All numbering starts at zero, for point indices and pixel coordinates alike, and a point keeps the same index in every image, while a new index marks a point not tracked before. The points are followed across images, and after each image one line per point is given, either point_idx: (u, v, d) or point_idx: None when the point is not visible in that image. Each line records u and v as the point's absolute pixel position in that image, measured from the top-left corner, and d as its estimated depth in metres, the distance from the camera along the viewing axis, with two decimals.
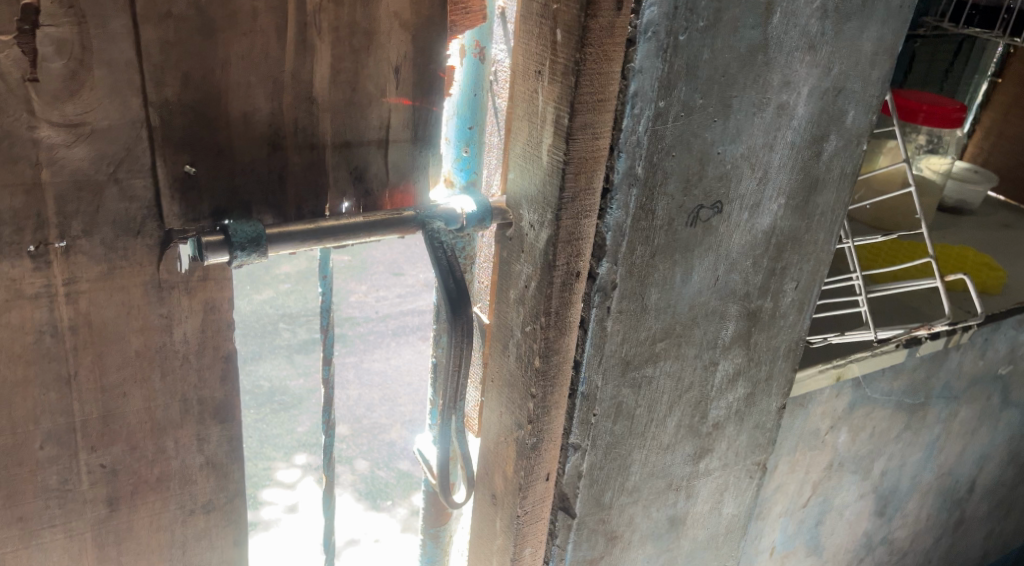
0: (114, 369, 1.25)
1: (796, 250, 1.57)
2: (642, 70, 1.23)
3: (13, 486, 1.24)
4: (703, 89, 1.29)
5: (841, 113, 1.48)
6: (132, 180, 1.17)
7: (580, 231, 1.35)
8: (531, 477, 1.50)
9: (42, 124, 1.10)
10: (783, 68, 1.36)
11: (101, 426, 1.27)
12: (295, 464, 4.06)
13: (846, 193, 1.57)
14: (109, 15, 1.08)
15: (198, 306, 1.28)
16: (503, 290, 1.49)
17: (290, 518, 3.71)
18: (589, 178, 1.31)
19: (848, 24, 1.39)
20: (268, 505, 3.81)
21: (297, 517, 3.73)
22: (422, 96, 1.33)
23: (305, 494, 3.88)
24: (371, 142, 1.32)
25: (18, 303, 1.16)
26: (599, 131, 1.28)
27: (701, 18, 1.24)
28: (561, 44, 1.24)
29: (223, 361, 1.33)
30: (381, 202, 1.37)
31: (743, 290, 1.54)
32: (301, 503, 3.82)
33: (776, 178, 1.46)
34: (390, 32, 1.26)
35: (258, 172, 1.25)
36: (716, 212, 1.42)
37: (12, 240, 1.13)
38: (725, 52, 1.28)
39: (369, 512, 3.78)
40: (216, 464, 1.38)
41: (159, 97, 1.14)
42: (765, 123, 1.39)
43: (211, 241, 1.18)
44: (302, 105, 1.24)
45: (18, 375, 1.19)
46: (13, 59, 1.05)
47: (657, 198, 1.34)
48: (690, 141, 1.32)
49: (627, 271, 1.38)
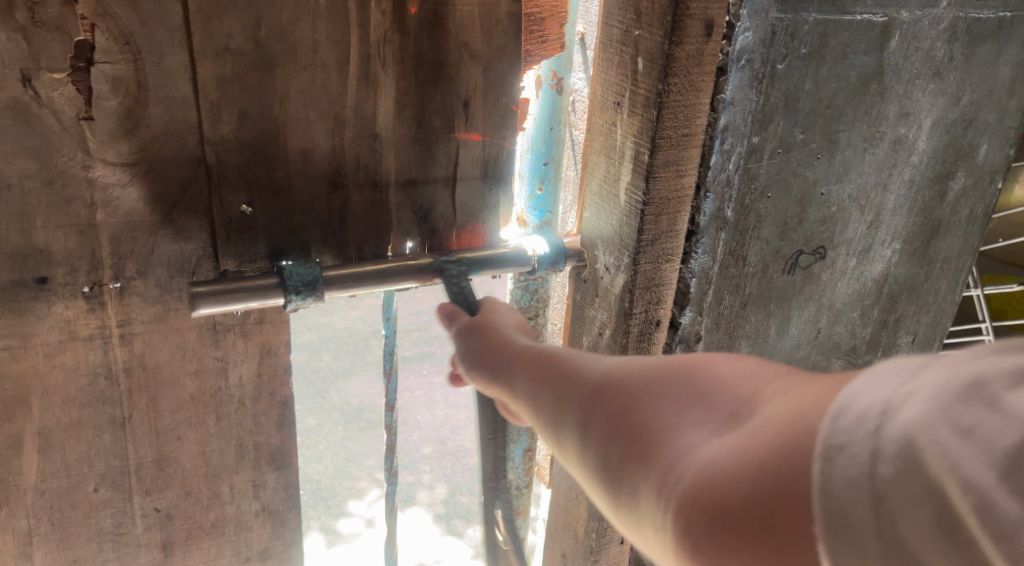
0: (168, 413, 1.21)
1: (912, 300, 1.45)
2: (733, 103, 1.10)
3: (66, 529, 1.20)
4: (804, 123, 1.16)
5: (972, 147, 1.35)
6: (188, 220, 1.12)
7: (661, 276, 1.19)
8: (604, 541, 1.38)
9: (97, 164, 1.05)
10: (901, 98, 1.22)
11: (155, 470, 1.23)
12: (376, 480, 3.35)
13: (974, 236, 1.45)
14: (166, 51, 1.03)
15: (254, 348, 1.22)
16: (576, 336, 1.35)
17: (369, 536, 3.02)
18: (671, 220, 1.16)
19: (982, 46, 1.25)
20: (344, 517, 3.13)
21: (375, 530, 3.05)
22: (493, 130, 1.23)
23: (382, 509, 3.18)
24: (437, 180, 1.23)
25: (72, 345, 1.12)
26: (683, 168, 1.12)
27: (803, 44, 1.11)
28: (643, 74, 1.09)
29: (280, 407, 1.27)
30: (448, 242, 1.28)
31: (848, 344, 1.42)
32: (379, 515, 3.13)
33: (890, 221, 1.33)
34: (460, 63, 1.17)
35: (318, 212, 1.18)
36: (818, 257, 1.28)
37: (66, 281, 1.09)
38: (832, 81, 1.15)
39: (440, 536, 3.07)
40: (273, 511, 1.33)
41: (215, 135, 1.09)
42: (878, 159, 1.25)
43: (216, 291, 1.07)
44: (365, 141, 1.17)
45: (72, 417, 1.15)
46: (67, 97, 1.01)
47: (748, 243, 1.21)
48: (789, 180, 1.19)
49: (713, 322, 1.25)
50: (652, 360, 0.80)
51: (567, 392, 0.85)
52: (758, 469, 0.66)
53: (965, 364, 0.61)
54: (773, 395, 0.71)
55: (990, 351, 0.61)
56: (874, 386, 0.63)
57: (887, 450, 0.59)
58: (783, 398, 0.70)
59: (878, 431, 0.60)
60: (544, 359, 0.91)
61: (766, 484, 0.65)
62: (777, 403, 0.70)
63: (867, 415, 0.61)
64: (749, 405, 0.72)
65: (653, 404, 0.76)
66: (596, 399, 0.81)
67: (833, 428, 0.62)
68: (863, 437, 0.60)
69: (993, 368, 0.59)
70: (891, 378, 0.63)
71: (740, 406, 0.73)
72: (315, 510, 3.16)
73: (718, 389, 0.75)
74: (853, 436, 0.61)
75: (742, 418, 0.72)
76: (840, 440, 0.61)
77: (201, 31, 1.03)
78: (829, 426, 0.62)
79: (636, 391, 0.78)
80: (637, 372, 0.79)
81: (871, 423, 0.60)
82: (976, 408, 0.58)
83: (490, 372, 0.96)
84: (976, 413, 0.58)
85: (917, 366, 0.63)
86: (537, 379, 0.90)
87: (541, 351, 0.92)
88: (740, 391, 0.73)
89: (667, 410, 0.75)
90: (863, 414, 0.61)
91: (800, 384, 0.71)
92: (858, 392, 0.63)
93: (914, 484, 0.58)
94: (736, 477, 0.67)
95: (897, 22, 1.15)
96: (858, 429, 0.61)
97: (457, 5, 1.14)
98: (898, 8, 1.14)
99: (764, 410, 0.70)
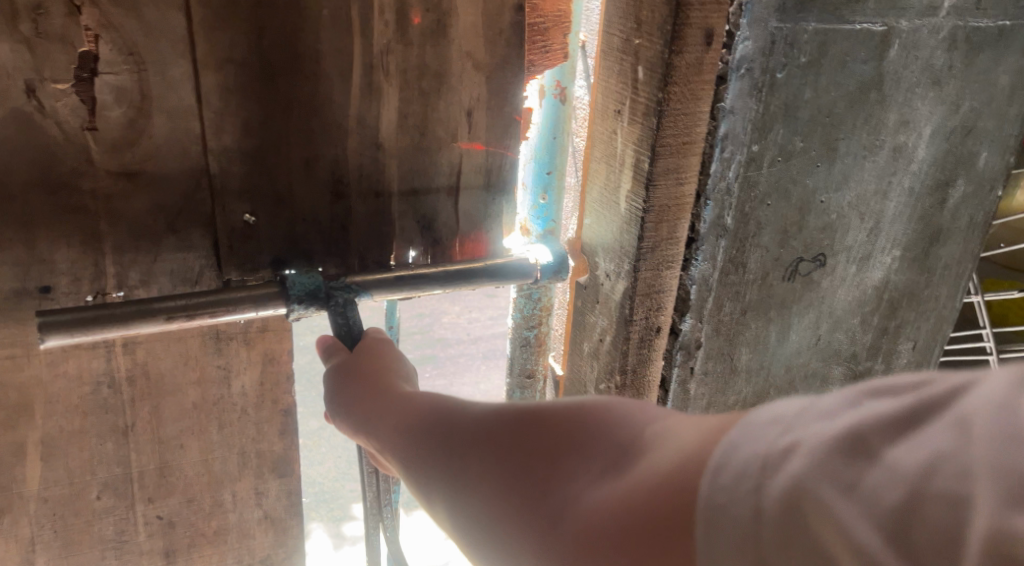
0: (171, 422, 1.21)
1: (912, 306, 1.46)
2: (733, 111, 1.10)
3: (68, 536, 1.21)
4: (804, 131, 1.16)
5: (971, 155, 1.35)
6: (190, 230, 1.12)
7: (660, 282, 1.21)
8: None
9: (100, 174, 1.05)
10: (901, 106, 1.22)
11: (157, 478, 1.23)
12: None
13: (974, 243, 1.45)
14: (169, 61, 1.03)
15: (256, 357, 1.23)
16: (578, 343, 1.35)
17: None
18: (670, 228, 1.17)
19: (981, 54, 1.25)
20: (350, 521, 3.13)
21: None
22: (496, 139, 1.24)
23: None
24: (440, 189, 1.24)
25: (76, 353, 1.12)
26: (682, 176, 1.14)
27: (802, 53, 1.11)
28: (643, 82, 1.10)
29: (283, 415, 1.28)
30: (451, 251, 1.28)
31: (848, 350, 1.43)
32: None
33: (889, 228, 1.33)
34: (463, 73, 1.18)
35: (320, 221, 1.18)
36: (818, 265, 1.29)
37: (69, 291, 1.09)
38: (832, 90, 1.15)
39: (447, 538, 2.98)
40: (275, 518, 1.34)
41: (218, 145, 1.09)
42: (877, 167, 1.26)
43: (59, 317, 1.01)
44: (368, 151, 1.17)
45: (75, 425, 1.16)
46: (70, 107, 1.01)
47: (748, 250, 1.21)
48: (789, 188, 1.19)
49: (713, 329, 1.26)
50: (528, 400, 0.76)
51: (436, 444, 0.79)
52: (644, 525, 0.63)
53: (855, 417, 0.58)
54: (655, 438, 0.68)
55: (868, 398, 0.59)
56: (752, 439, 0.60)
57: (768, 511, 0.57)
58: (663, 443, 0.67)
59: (760, 489, 0.57)
60: (420, 401, 0.86)
61: (655, 543, 0.62)
62: (655, 452, 0.66)
63: (745, 472, 0.58)
64: (626, 453, 0.68)
65: (531, 451, 0.72)
66: (469, 445, 0.76)
67: (712, 485, 0.60)
68: (744, 496, 0.58)
69: (875, 421, 0.57)
70: (770, 430, 0.60)
71: (617, 455, 0.69)
72: (318, 514, 3.17)
73: (591, 438, 0.71)
74: (733, 494, 0.58)
75: (620, 470, 0.68)
76: (720, 499, 0.59)
77: (204, 41, 1.04)
78: (709, 486, 0.60)
79: (510, 435, 0.74)
80: (509, 421, 0.75)
81: (751, 480, 0.58)
82: (857, 463, 0.56)
83: (364, 416, 0.90)
84: (858, 467, 0.56)
85: (795, 417, 0.60)
86: (406, 428, 0.84)
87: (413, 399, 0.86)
88: (618, 434, 0.70)
89: (546, 458, 0.71)
90: (741, 471, 0.59)
91: (680, 426, 0.68)
92: (736, 444, 0.60)
93: (800, 545, 0.56)
94: (622, 532, 0.64)
95: (896, 31, 1.16)
96: (738, 488, 0.58)
97: (460, 15, 1.15)
98: (897, 17, 1.15)
99: (642, 461, 0.67)
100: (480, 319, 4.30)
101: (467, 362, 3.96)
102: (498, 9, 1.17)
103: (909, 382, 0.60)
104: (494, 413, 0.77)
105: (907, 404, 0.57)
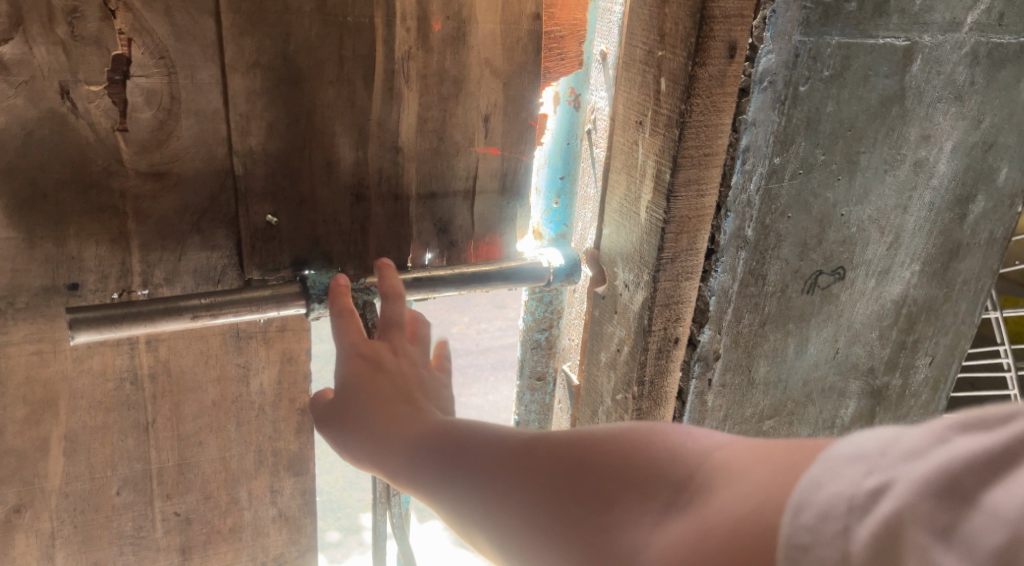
0: (190, 419, 1.23)
1: (931, 321, 1.46)
2: (755, 123, 1.10)
3: (87, 531, 1.22)
4: (825, 144, 1.17)
5: (991, 170, 1.35)
6: (215, 230, 1.13)
7: (680, 293, 1.21)
8: None
9: (129, 174, 1.07)
10: (922, 121, 1.23)
11: (176, 474, 1.25)
12: None
13: (993, 259, 1.45)
14: (199, 66, 1.05)
15: (275, 356, 1.24)
16: (594, 353, 1.36)
17: None
18: (691, 238, 1.17)
19: (1002, 71, 1.26)
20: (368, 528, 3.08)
21: None
22: (512, 145, 1.25)
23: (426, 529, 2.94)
24: (456, 193, 1.25)
25: (100, 349, 1.14)
26: (704, 188, 1.14)
27: (825, 66, 1.11)
28: (665, 93, 1.10)
29: (300, 414, 1.29)
30: (465, 254, 1.29)
31: (866, 365, 1.43)
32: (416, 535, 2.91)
33: (909, 243, 1.33)
34: (481, 79, 1.19)
35: (340, 223, 1.19)
36: (837, 278, 1.29)
37: (96, 288, 1.10)
38: (854, 103, 1.16)
39: None
40: (289, 517, 1.35)
41: (244, 147, 1.11)
42: (898, 181, 1.26)
43: (87, 313, 1.02)
44: (387, 154, 1.18)
45: (98, 421, 1.17)
46: (103, 109, 1.03)
47: (768, 262, 1.22)
48: (809, 201, 1.20)
49: (731, 340, 1.26)
50: (575, 438, 0.76)
51: (476, 472, 0.79)
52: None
53: (944, 455, 0.57)
54: (716, 476, 0.68)
55: (956, 432, 0.58)
56: (835, 477, 0.59)
57: (857, 555, 0.56)
58: (728, 481, 0.67)
59: (848, 532, 0.56)
60: (446, 429, 0.85)
61: None
62: (721, 489, 0.67)
63: (829, 513, 0.58)
64: (684, 488, 0.69)
65: (584, 492, 0.73)
66: (517, 481, 0.76)
67: (793, 525, 0.59)
68: (830, 538, 0.57)
69: (966, 461, 0.56)
70: (852, 467, 0.59)
71: (676, 489, 0.70)
72: (326, 524, 3.09)
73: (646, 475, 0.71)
74: (817, 535, 0.58)
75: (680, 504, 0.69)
76: (803, 540, 0.58)
77: (232, 46, 1.05)
78: (790, 525, 0.59)
79: (559, 476, 0.75)
80: (557, 453, 0.76)
81: (837, 522, 0.57)
82: (953, 506, 0.55)
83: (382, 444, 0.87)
84: (956, 511, 0.55)
85: (880, 454, 0.59)
86: (436, 458, 0.83)
87: (444, 429, 0.86)
88: (676, 471, 0.70)
89: (605, 499, 0.72)
90: (824, 513, 0.58)
91: (749, 460, 0.68)
92: (819, 482, 0.60)
93: None
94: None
95: (919, 46, 1.16)
96: (823, 529, 0.58)
97: (479, 22, 1.16)
98: (920, 32, 1.15)
99: (705, 496, 0.67)
100: (489, 330, 4.28)
101: (475, 372, 3.92)
102: (516, 17, 1.18)
103: (996, 413, 0.58)
104: (537, 448, 0.77)
105: (997, 439, 0.56)
